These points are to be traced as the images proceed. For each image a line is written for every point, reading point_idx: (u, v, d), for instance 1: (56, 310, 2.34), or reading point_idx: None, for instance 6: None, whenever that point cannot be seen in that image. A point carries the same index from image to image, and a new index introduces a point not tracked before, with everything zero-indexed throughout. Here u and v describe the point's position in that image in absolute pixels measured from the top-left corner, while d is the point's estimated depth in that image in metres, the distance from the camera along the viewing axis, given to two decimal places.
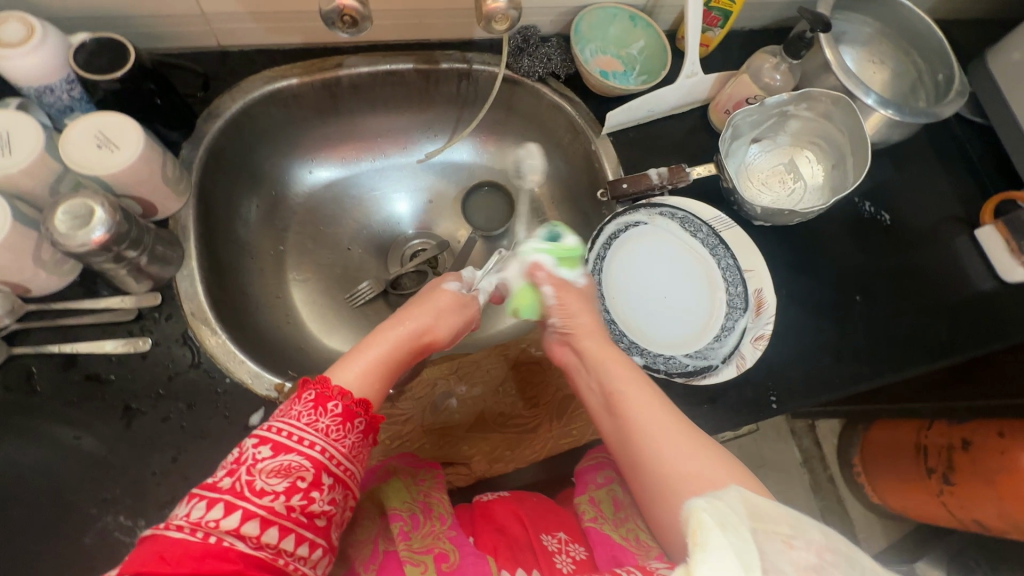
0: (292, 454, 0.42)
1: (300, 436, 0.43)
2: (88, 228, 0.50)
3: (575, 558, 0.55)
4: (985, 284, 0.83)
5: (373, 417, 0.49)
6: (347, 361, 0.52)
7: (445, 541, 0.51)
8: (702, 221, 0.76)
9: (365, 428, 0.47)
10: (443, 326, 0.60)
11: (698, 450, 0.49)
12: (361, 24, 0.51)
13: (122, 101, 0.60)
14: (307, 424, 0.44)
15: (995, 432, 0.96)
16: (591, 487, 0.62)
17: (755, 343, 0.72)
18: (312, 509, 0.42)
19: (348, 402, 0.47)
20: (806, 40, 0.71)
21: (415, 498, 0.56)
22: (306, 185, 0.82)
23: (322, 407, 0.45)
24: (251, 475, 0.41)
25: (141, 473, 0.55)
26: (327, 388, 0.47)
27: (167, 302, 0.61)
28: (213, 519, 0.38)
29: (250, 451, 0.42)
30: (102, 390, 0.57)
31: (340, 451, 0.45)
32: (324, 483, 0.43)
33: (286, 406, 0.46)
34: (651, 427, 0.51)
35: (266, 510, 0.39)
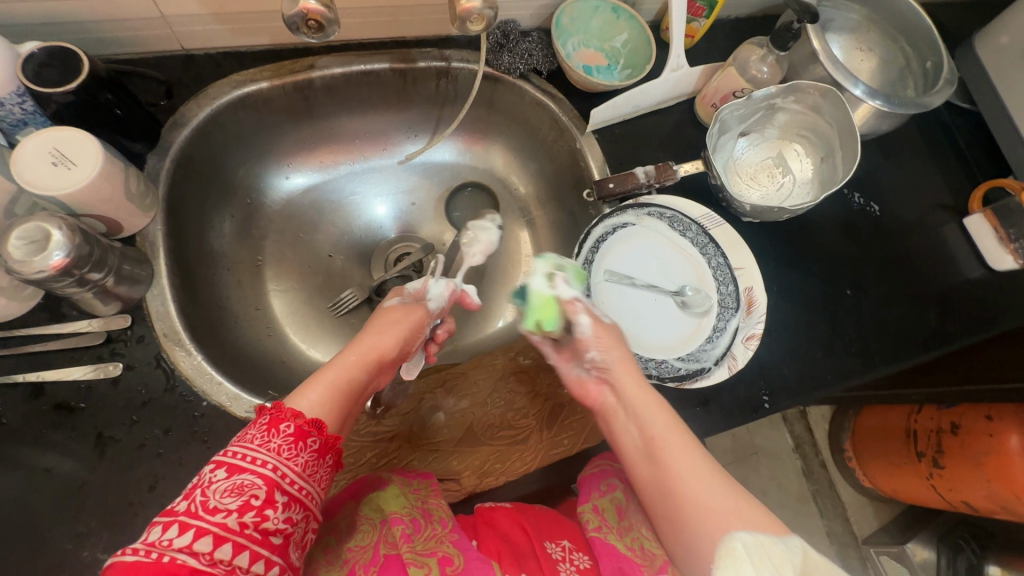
0: (245, 474, 0.40)
1: (254, 457, 0.41)
2: (46, 253, 0.48)
3: (580, 567, 0.55)
4: (975, 273, 0.82)
5: (329, 436, 0.45)
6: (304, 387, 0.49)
7: (449, 544, 0.52)
8: (691, 220, 0.74)
9: (320, 447, 0.44)
10: (393, 336, 0.57)
11: (738, 506, 0.46)
12: (328, 28, 0.48)
13: (79, 114, 0.56)
14: (260, 444, 0.42)
15: (983, 415, 0.97)
16: (593, 495, 0.60)
17: (747, 342, 0.70)
18: (266, 526, 0.40)
19: (300, 422, 0.44)
20: (793, 31, 0.69)
21: (414, 504, 0.55)
22: (282, 192, 0.80)
23: (275, 427, 0.43)
24: (205, 495, 0.39)
25: (119, 504, 0.53)
26: (280, 408, 0.44)
27: (138, 323, 0.59)
28: (167, 538, 0.37)
29: (207, 474, 0.40)
30: (71, 420, 0.54)
31: (294, 470, 0.42)
32: (279, 501, 0.41)
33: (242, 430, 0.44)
34: (688, 481, 0.48)
35: (218, 528, 0.38)
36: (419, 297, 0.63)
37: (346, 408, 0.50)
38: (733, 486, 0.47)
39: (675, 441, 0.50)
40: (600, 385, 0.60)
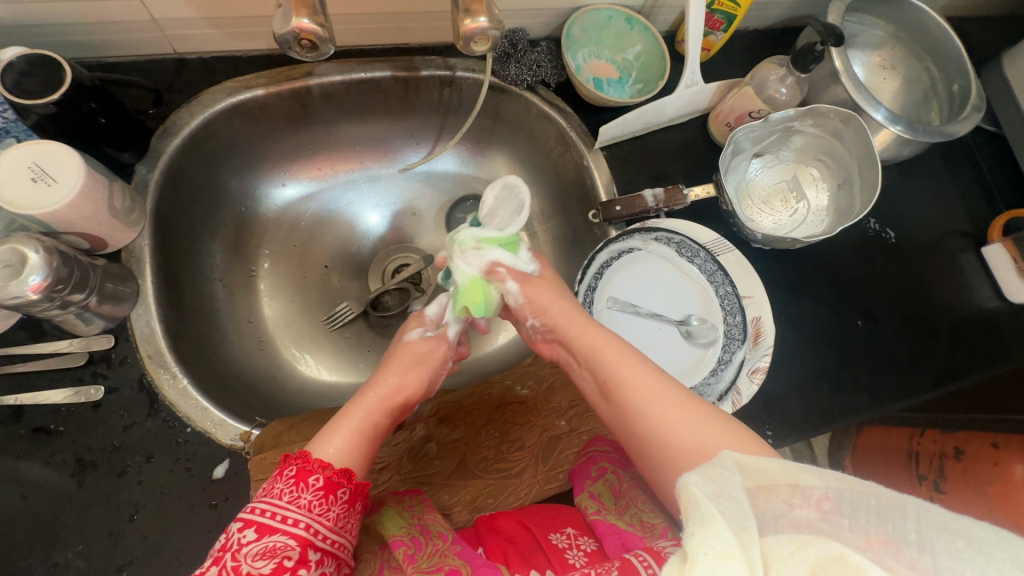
0: (277, 535, 0.40)
1: (284, 516, 0.40)
2: (23, 277, 0.46)
3: (587, 550, 0.52)
4: (991, 303, 0.79)
5: (358, 484, 0.45)
6: (325, 433, 0.48)
7: (453, 557, 0.50)
8: (699, 246, 0.71)
9: (349, 497, 0.44)
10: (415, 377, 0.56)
11: (696, 419, 0.47)
12: (321, 47, 0.45)
13: (62, 125, 0.54)
14: (290, 501, 0.41)
15: (989, 443, 0.94)
16: (587, 482, 0.58)
17: (752, 376, 0.67)
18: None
19: (329, 473, 0.44)
20: (816, 52, 0.65)
21: (411, 522, 0.53)
22: (276, 203, 0.77)
23: (304, 481, 0.42)
24: (236, 561, 0.39)
25: (97, 533, 0.51)
26: (307, 461, 0.43)
27: (121, 343, 0.56)
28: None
29: (236, 535, 0.40)
30: (50, 444, 0.53)
31: (327, 525, 0.42)
32: (312, 560, 0.40)
33: (268, 485, 0.43)
34: (643, 399, 0.49)
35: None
36: (439, 325, 0.61)
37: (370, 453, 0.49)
38: (681, 397, 0.48)
39: (626, 368, 0.52)
40: (551, 343, 0.60)
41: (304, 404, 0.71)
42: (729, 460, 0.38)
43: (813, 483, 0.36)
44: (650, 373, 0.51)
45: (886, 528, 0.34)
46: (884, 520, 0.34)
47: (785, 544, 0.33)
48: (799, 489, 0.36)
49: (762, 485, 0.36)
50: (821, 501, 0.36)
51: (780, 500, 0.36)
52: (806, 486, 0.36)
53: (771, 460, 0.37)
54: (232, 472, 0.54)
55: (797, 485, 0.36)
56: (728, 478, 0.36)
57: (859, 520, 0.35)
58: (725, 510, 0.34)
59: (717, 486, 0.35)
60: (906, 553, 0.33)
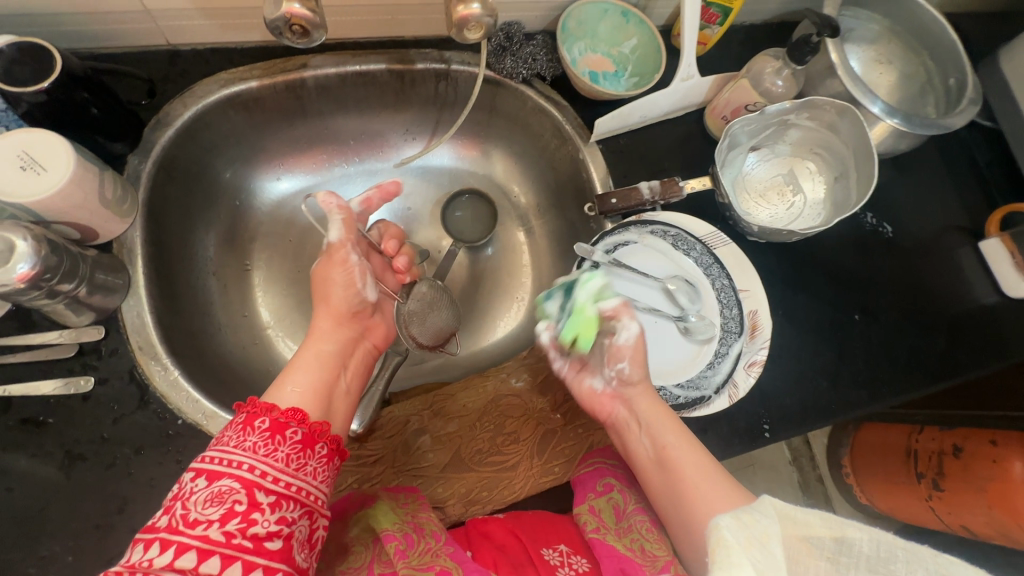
0: (224, 481, 0.42)
1: (231, 460, 0.43)
2: (9, 265, 0.45)
3: (580, 570, 0.52)
4: (988, 298, 0.79)
5: (310, 426, 0.48)
6: (280, 381, 0.53)
7: (445, 558, 0.50)
8: (695, 239, 0.71)
9: (299, 437, 0.47)
10: (339, 290, 0.60)
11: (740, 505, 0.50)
12: (313, 34, 0.45)
13: (53, 114, 0.53)
14: (236, 445, 0.44)
15: (987, 441, 0.92)
16: (590, 495, 0.58)
17: (748, 369, 0.68)
18: (254, 531, 0.41)
19: (275, 415, 0.47)
20: (812, 44, 0.65)
21: (405, 519, 0.53)
22: (271, 196, 0.77)
23: (250, 426, 0.46)
24: (186, 509, 0.41)
25: (85, 526, 0.50)
26: (254, 407, 0.47)
27: (112, 335, 0.56)
28: (150, 557, 0.39)
29: (188, 485, 0.42)
30: (38, 436, 0.52)
31: (275, 467, 0.44)
32: (264, 503, 0.42)
33: (220, 437, 0.46)
34: (678, 462, 0.53)
35: (200, 540, 0.39)
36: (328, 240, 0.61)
37: (328, 387, 0.55)
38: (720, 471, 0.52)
39: (638, 394, 0.58)
40: (614, 399, 0.60)
41: None
42: (772, 507, 0.40)
43: (860, 543, 0.37)
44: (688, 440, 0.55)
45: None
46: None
47: None
48: (845, 548, 0.37)
49: (803, 539, 0.38)
50: (870, 558, 0.36)
51: (823, 557, 0.37)
52: (854, 544, 0.37)
53: (814, 513, 0.38)
54: None
55: (841, 540, 0.37)
56: (765, 525, 0.38)
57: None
58: (754, 558, 0.36)
59: (751, 532, 0.38)
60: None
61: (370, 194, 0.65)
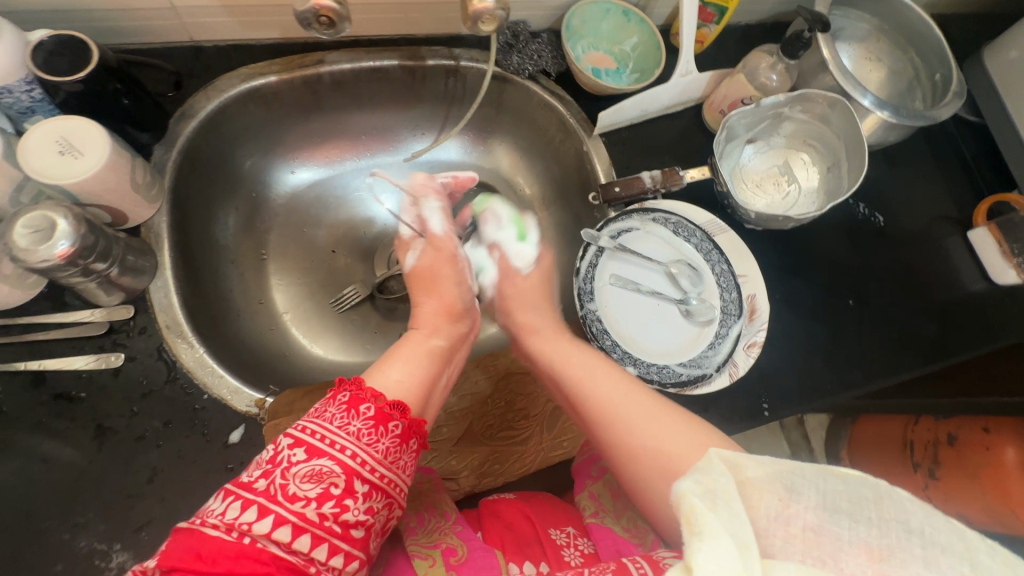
0: (325, 460, 0.40)
1: (333, 441, 0.41)
2: (50, 242, 0.48)
3: (583, 551, 0.55)
4: (977, 286, 0.82)
5: (410, 420, 0.46)
6: (383, 367, 0.52)
7: (453, 536, 0.53)
8: (695, 226, 0.73)
9: (399, 432, 0.44)
10: (450, 288, 0.66)
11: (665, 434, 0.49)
12: (339, 24, 0.48)
13: (88, 103, 0.56)
14: (340, 426, 0.42)
15: (980, 427, 0.94)
16: (588, 482, 0.63)
17: (748, 350, 0.70)
18: (345, 518, 0.40)
19: (380, 404, 0.45)
20: (804, 40, 0.69)
21: (419, 500, 0.56)
22: (287, 187, 0.80)
23: (355, 409, 0.43)
24: (285, 479, 0.39)
25: (115, 496, 0.53)
26: (360, 389, 0.44)
27: (141, 314, 0.59)
28: (247, 521, 0.37)
29: (287, 452, 0.41)
30: (71, 409, 0.54)
31: (374, 457, 0.42)
32: (358, 491, 0.41)
33: (320, 406, 0.44)
34: (629, 410, 0.52)
35: (297, 517, 0.38)
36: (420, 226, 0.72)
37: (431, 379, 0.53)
38: (669, 405, 0.52)
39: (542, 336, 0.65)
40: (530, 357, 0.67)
41: (312, 380, 0.73)
42: (717, 457, 0.39)
43: (808, 490, 0.36)
44: (633, 385, 0.55)
45: (889, 540, 0.33)
46: (888, 532, 0.33)
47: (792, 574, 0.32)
48: (794, 493, 0.36)
49: (755, 486, 0.36)
50: (820, 505, 0.35)
51: (775, 499, 0.36)
52: (801, 491, 0.36)
53: (759, 459, 0.37)
54: (248, 437, 0.56)
55: (791, 486, 0.36)
56: (723, 483, 0.36)
57: (861, 530, 0.33)
58: (725, 521, 0.33)
59: (713, 492, 0.35)
60: (907, 566, 0.32)
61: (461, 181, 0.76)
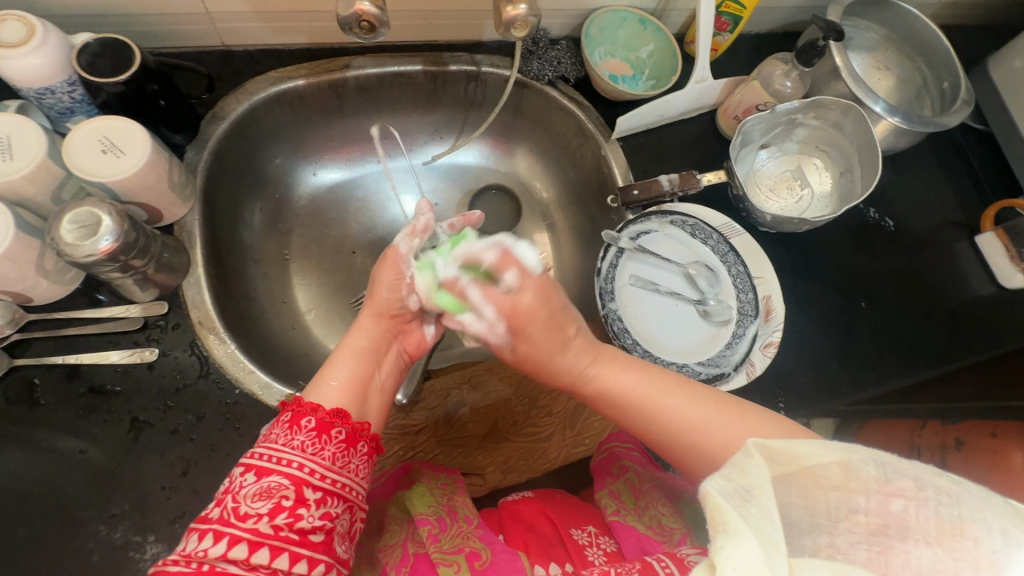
0: (273, 476, 0.41)
1: (280, 457, 0.42)
2: (95, 238, 0.49)
3: (607, 550, 0.55)
4: (986, 290, 0.83)
5: (354, 424, 0.47)
6: (323, 373, 0.51)
7: (475, 540, 0.53)
8: (712, 229, 0.75)
9: (345, 437, 0.46)
10: (386, 287, 0.56)
11: (720, 414, 0.48)
12: (378, 29, 0.50)
13: (127, 104, 0.58)
14: (284, 443, 0.43)
15: (988, 432, 0.93)
16: (608, 480, 0.62)
17: (765, 350, 0.71)
18: (302, 526, 0.40)
19: (321, 415, 0.45)
20: (818, 48, 0.71)
21: (441, 502, 0.57)
22: (311, 187, 0.81)
23: (297, 424, 0.44)
24: (236, 501, 0.40)
25: (150, 487, 0.54)
26: (300, 405, 0.45)
27: (174, 310, 0.60)
28: (203, 548, 0.37)
29: (237, 479, 0.41)
30: (108, 402, 0.56)
31: (323, 464, 0.43)
32: (311, 499, 0.41)
33: (267, 432, 0.45)
34: (695, 414, 0.48)
35: (251, 533, 0.38)
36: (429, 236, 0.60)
37: (365, 381, 0.52)
38: (720, 400, 0.49)
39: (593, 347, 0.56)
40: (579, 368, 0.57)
41: None
42: (755, 447, 0.37)
43: (866, 466, 0.35)
44: (689, 390, 0.51)
45: (960, 510, 0.32)
46: (957, 501, 0.33)
47: (818, 566, 0.32)
48: (852, 472, 0.35)
49: (810, 472, 0.36)
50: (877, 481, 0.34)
51: (833, 486, 0.35)
52: (861, 469, 0.35)
53: (815, 443, 0.36)
54: None
55: (846, 466, 0.35)
56: (756, 475, 0.35)
57: (929, 502, 0.33)
58: (750, 517, 0.33)
59: (744, 488, 0.34)
60: (981, 543, 0.31)
61: (454, 222, 0.66)
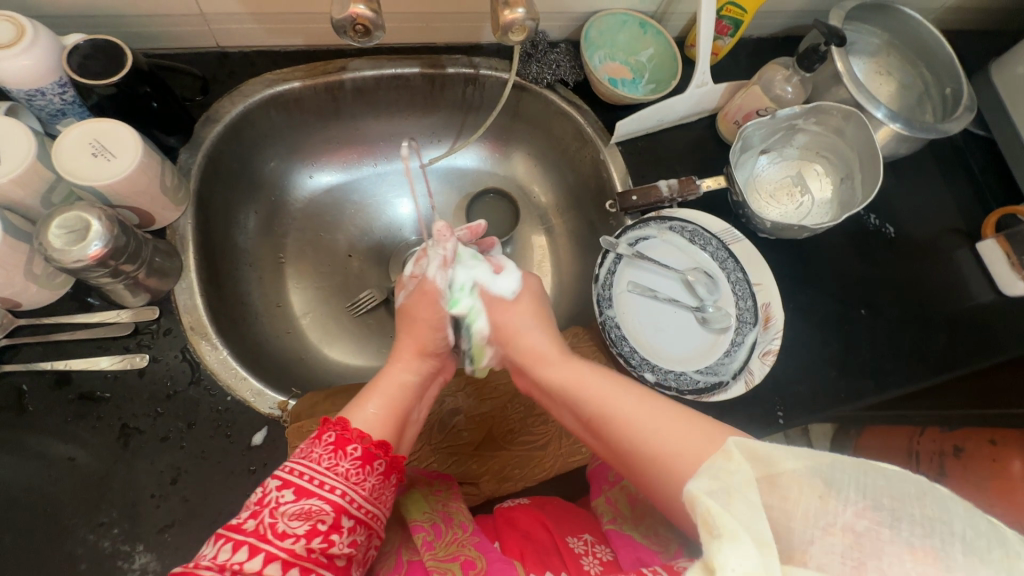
0: (314, 499, 0.41)
1: (321, 480, 0.42)
2: (84, 243, 0.48)
3: (603, 559, 0.54)
4: (986, 297, 0.83)
5: (391, 457, 0.47)
6: (362, 402, 0.52)
7: (470, 547, 0.52)
8: (711, 235, 0.75)
9: (384, 470, 0.46)
10: (428, 323, 0.60)
11: (691, 432, 0.45)
12: (374, 33, 0.49)
13: (119, 106, 0.57)
14: (328, 467, 0.43)
15: (987, 440, 0.90)
16: (605, 488, 0.63)
17: (763, 359, 0.71)
18: (333, 551, 0.40)
19: (367, 444, 0.45)
20: (820, 53, 0.70)
21: (435, 509, 0.56)
22: (307, 190, 0.81)
23: (342, 450, 0.44)
24: (274, 518, 0.39)
25: (140, 496, 0.53)
26: (347, 430, 0.45)
27: (165, 315, 0.59)
28: (237, 561, 0.37)
29: (274, 493, 0.41)
30: (97, 409, 0.55)
31: (361, 494, 0.43)
32: (345, 526, 0.41)
33: (305, 448, 0.44)
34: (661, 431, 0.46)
35: (287, 553, 0.38)
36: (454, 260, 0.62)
37: (402, 415, 0.52)
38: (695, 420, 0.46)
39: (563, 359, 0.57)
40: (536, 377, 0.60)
41: (329, 384, 0.73)
42: (736, 447, 0.37)
43: (848, 487, 0.34)
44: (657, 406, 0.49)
45: (933, 540, 0.32)
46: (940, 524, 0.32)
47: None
48: (833, 490, 0.34)
49: (796, 481, 0.35)
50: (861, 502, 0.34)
51: (814, 497, 0.34)
52: (840, 489, 0.34)
53: (781, 449, 0.36)
54: (271, 439, 0.57)
55: (829, 482, 0.35)
56: (743, 474, 0.35)
57: (903, 530, 0.32)
58: (742, 517, 0.32)
59: (729, 485, 0.34)
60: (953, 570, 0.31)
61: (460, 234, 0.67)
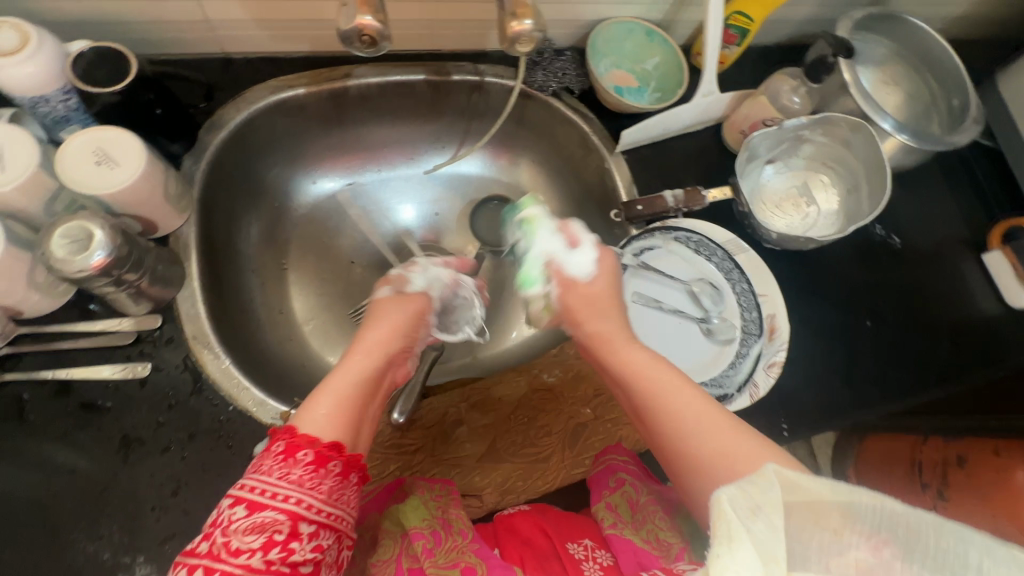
0: (266, 511, 0.39)
1: (272, 491, 0.40)
2: (87, 253, 0.48)
3: (603, 563, 0.54)
4: (992, 309, 0.82)
5: (348, 456, 0.44)
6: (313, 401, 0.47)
7: (470, 554, 0.52)
8: (716, 245, 0.74)
9: (341, 470, 0.44)
10: (389, 322, 0.57)
11: (726, 432, 0.46)
12: (380, 43, 0.49)
13: (122, 114, 0.57)
14: (279, 476, 0.41)
15: (990, 449, 0.89)
16: (604, 492, 0.61)
17: (768, 371, 0.70)
18: (294, 559, 0.38)
19: (318, 447, 0.43)
20: (828, 64, 0.70)
21: (434, 515, 0.55)
22: (310, 197, 0.80)
23: (293, 457, 0.42)
24: (227, 536, 0.38)
25: (140, 507, 0.53)
26: (295, 436, 0.43)
27: (167, 323, 0.59)
28: None
29: (227, 512, 0.39)
30: (98, 419, 0.54)
31: (319, 498, 0.41)
32: (305, 533, 0.39)
33: (258, 461, 0.42)
34: (696, 423, 0.47)
35: (243, 570, 0.37)
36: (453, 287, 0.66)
37: (359, 411, 0.49)
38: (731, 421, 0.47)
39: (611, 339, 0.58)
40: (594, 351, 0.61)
41: None
42: (774, 473, 0.36)
43: (866, 516, 0.35)
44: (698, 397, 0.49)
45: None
46: None
47: None
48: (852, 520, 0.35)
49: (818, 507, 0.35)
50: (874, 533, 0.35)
51: (830, 529, 0.35)
52: (858, 522, 0.35)
53: (820, 481, 0.35)
54: None
55: (848, 508, 0.35)
56: (771, 495, 0.35)
57: (914, 568, 0.34)
58: (758, 531, 0.33)
59: (756, 504, 0.34)
60: None
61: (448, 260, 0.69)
